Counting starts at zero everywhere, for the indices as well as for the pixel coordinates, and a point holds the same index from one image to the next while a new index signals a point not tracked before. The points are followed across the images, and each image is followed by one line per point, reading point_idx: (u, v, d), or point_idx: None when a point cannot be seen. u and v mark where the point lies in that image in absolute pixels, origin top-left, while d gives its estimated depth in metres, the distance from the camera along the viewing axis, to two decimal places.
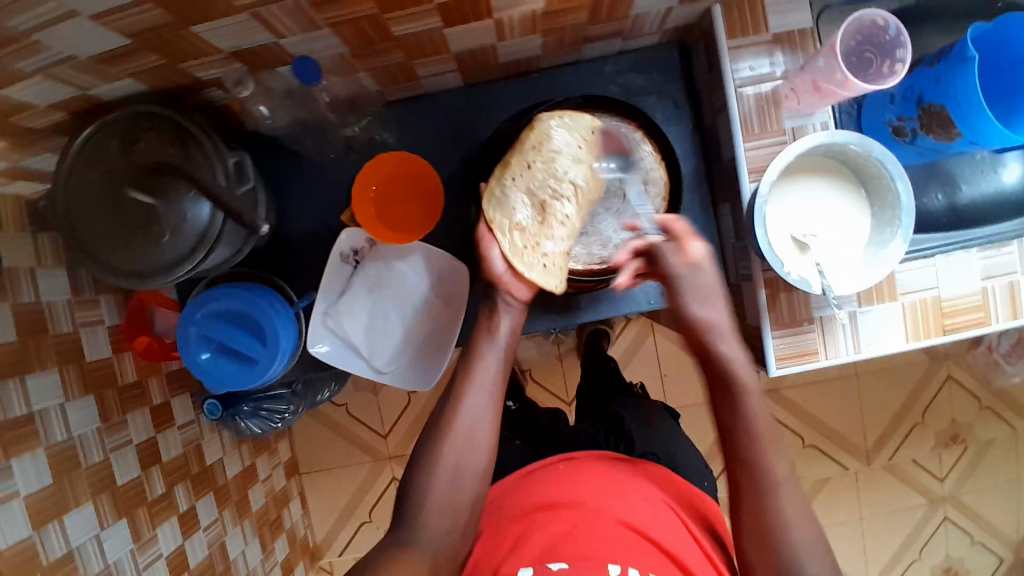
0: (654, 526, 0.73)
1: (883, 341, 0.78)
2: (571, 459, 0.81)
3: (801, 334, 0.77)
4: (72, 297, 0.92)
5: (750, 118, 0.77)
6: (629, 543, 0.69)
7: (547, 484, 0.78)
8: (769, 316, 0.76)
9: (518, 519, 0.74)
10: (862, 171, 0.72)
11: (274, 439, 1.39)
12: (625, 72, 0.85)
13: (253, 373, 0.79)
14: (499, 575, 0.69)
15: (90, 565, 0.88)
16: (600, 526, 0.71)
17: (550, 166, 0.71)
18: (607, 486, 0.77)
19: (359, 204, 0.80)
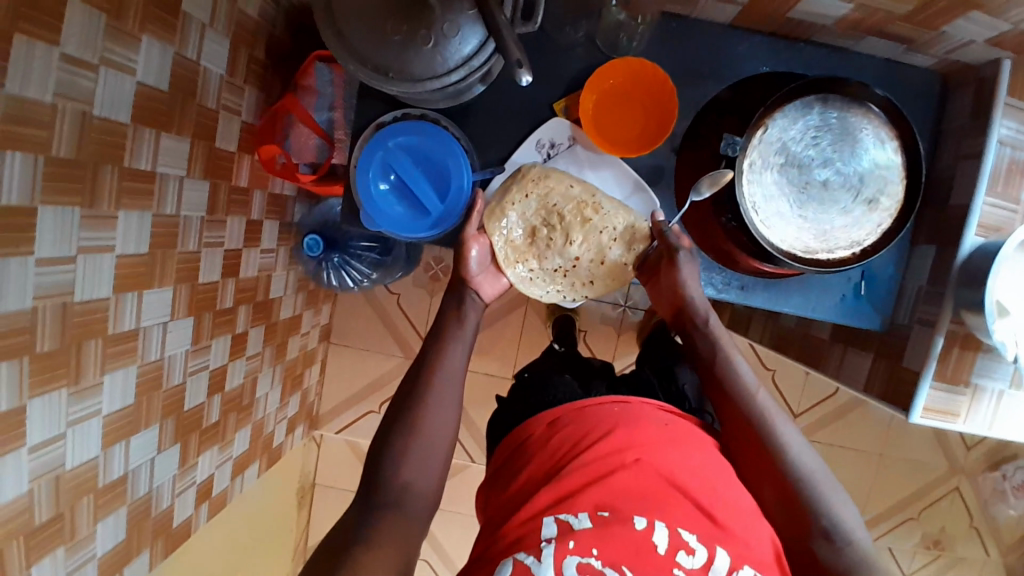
0: (699, 483, 0.67)
1: (1020, 424, 0.77)
2: (627, 403, 0.76)
3: (954, 392, 0.76)
4: (225, 76, 0.90)
5: (999, 176, 0.74)
6: (664, 495, 0.65)
7: (602, 421, 0.73)
8: (936, 364, 0.75)
9: (567, 453, 0.71)
10: None
11: (322, 298, 1.34)
12: (883, 83, 0.82)
13: (419, 222, 0.76)
14: (536, 501, 0.66)
15: (150, 350, 0.84)
16: (639, 472, 0.66)
17: (545, 195, 0.79)
18: (659, 437, 0.71)
19: (587, 92, 0.77)
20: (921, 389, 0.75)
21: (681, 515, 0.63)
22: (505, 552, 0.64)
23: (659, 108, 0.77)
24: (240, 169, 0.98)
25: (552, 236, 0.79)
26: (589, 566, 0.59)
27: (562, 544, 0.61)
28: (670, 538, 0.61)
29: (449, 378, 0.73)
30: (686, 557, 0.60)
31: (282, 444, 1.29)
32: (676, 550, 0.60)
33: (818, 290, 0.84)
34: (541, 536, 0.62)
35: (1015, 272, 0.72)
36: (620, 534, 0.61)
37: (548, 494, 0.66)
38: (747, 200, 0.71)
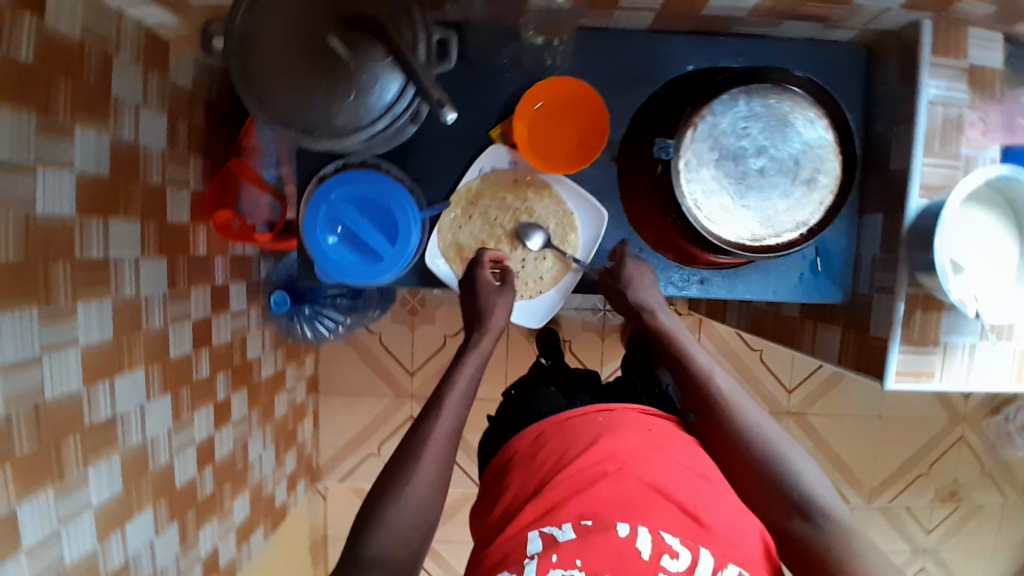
0: (681, 485, 0.67)
1: (997, 374, 0.77)
2: (613, 411, 0.75)
3: (924, 353, 0.76)
4: (167, 149, 0.91)
5: (934, 136, 0.75)
6: (645, 502, 0.65)
7: (584, 434, 0.73)
8: (901, 330, 0.75)
9: (549, 469, 0.71)
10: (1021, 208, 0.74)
11: (304, 351, 1.34)
12: (811, 62, 0.83)
13: (373, 269, 0.75)
14: (520, 516, 0.67)
15: (131, 434, 0.84)
16: (620, 480, 0.67)
17: (485, 214, 0.82)
18: (639, 442, 0.71)
19: (519, 118, 0.78)
20: (887, 358, 0.76)
21: (664, 519, 0.64)
22: (496, 568, 0.66)
23: (592, 120, 0.78)
24: (197, 238, 0.98)
25: (501, 244, 0.82)
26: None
27: (545, 559, 0.62)
28: (653, 543, 0.62)
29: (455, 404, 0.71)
30: (670, 561, 0.61)
31: (285, 502, 1.29)
32: (660, 556, 0.61)
33: (777, 273, 0.85)
34: (526, 552, 0.64)
35: (958, 231, 0.74)
36: (601, 543, 0.62)
37: (532, 509, 0.67)
38: (689, 200, 0.74)
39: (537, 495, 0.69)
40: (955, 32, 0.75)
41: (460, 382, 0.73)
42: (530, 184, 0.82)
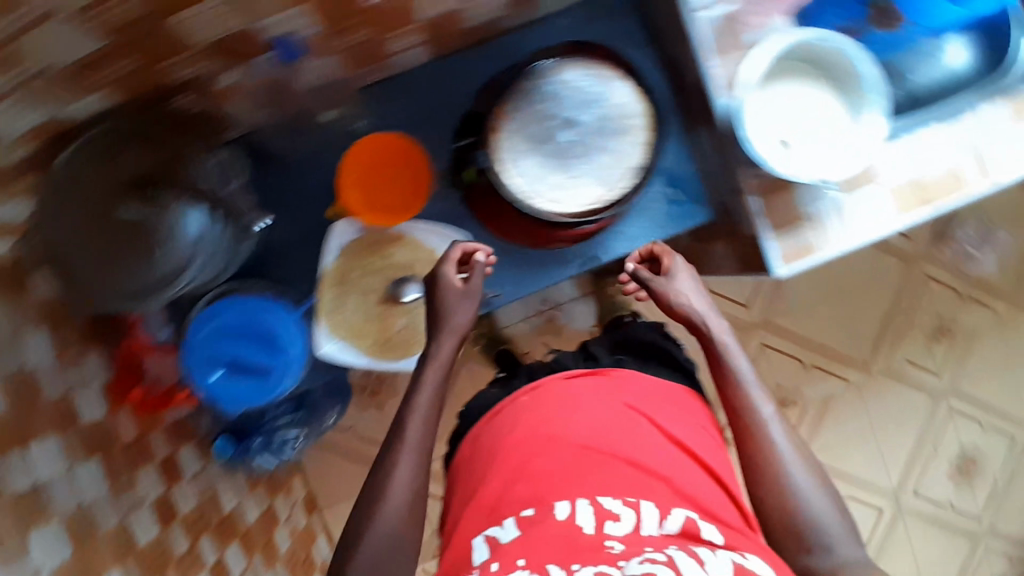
0: (615, 441, 0.71)
1: (870, 221, 0.81)
2: (538, 387, 0.79)
3: (795, 232, 0.80)
4: (58, 355, 0.85)
5: (710, 40, 0.78)
6: (581, 468, 0.68)
7: (520, 426, 0.75)
8: (764, 220, 0.80)
9: (488, 468, 0.73)
10: (825, 63, 0.76)
11: (286, 477, 1.33)
12: (591, 21, 0.85)
13: (267, 386, 0.77)
14: (467, 523, 0.69)
15: None
16: (553, 455, 0.70)
17: (354, 284, 0.83)
18: (566, 414, 0.74)
19: (346, 190, 0.78)
20: (766, 249, 0.80)
21: (603, 484, 0.67)
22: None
23: (407, 161, 0.81)
24: (121, 426, 0.95)
25: (382, 304, 0.84)
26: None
27: (490, 563, 0.62)
28: (596, 515, 0.63)
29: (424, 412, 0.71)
30: (612, 527, 0.62)
31: None
32: (603, 525, 0.62)
33: (645, 215, 0.88)
34: (474, 559, 0.64)
35: (770, 108, 0.77)
36: (543, 531, 0.62)
37: (477, 514, 0.69)
38: (521, 192, 0.77)
39: (478, 497, 0.71)
40: None
41: (424, 401, 0.72)
42: (386, 241, 0.83)
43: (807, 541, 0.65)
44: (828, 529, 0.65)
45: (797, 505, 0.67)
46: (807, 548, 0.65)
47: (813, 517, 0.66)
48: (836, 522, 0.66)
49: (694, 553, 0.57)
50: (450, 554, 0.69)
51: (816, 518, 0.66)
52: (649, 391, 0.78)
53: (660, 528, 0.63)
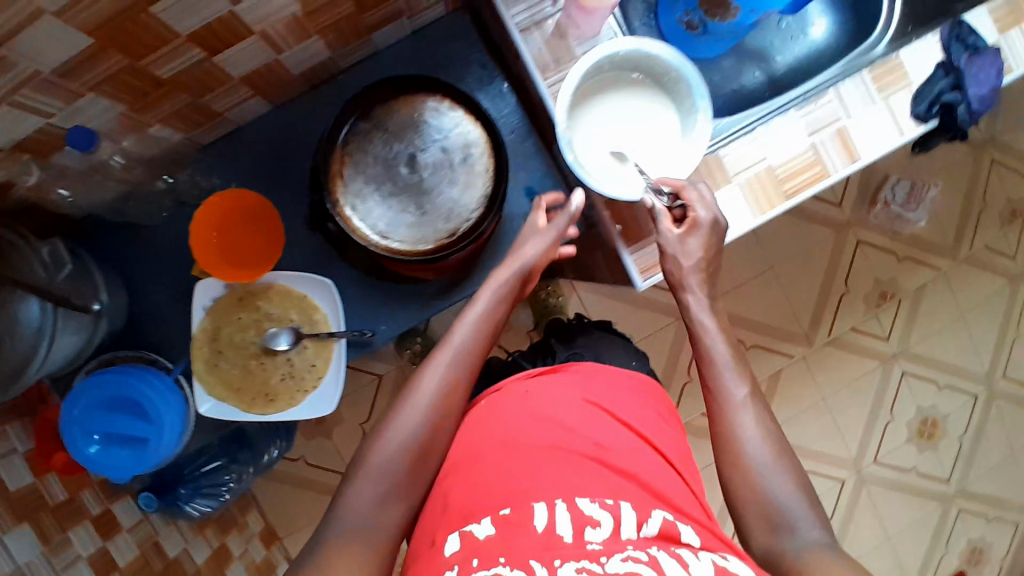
0: (582, 437, 0.67)
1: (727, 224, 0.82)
2: (501, 389, 0.75)
3: (652, 243, 0.81)
4: None
5: (543, 57, 0.79)
6: (552, 469, 0.63)
7: (477, 431, 0.70)
8: (618, 234, 0.81)
9: (447, 478, 0.67)
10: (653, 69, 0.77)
11: (239, 515, 1.36)
12: (427, 48, 0.88)
13: (146, 454, 0.80)
14: (437, 529, 0.61)
15: None
16: (518, 458, 0.64)
17: (228, 341, 0.84)
18: (523, 416, 0.69)
19: (200, 255, 0.78)
20: (624, 264, 0.81)
21: (575, 483, 0.62)
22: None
23: (261, 215, 0.82)
24: (52, 488, 0.94)
25: (261, 358, 0.85)
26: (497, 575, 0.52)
27: (468, 560, 0.55)
28: (573, 521, 0.57)
29: (433, 399, 0.70)
30: (593, 532, 0.57)
31: None
32: (582, 530, 0.57)
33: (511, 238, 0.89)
34: (446, 556, 0.57)
35: (600, 121, 0.77)
36: (520, 537, 0.56)
37: (444, 523, 0.62)
38: (373, 233, 0.79)
39: (441, 502, 0.64)
40: None
41: (403, 416, 0.68)
42: (255, 294, 0.85)
43: (775, 526, 0.63)
44: (795, 510, 0.63)
45: (766, 489, 0.65)
46: (773, 530, 0.63)
47: (779, 498, 0.64)
48: (804, 505, 0.64)
49: (677, 555, 0.55)
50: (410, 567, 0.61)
51: (784, 502, 0.64)
52: (601, 380, 0.76)
53: (637, 532, 0.58)
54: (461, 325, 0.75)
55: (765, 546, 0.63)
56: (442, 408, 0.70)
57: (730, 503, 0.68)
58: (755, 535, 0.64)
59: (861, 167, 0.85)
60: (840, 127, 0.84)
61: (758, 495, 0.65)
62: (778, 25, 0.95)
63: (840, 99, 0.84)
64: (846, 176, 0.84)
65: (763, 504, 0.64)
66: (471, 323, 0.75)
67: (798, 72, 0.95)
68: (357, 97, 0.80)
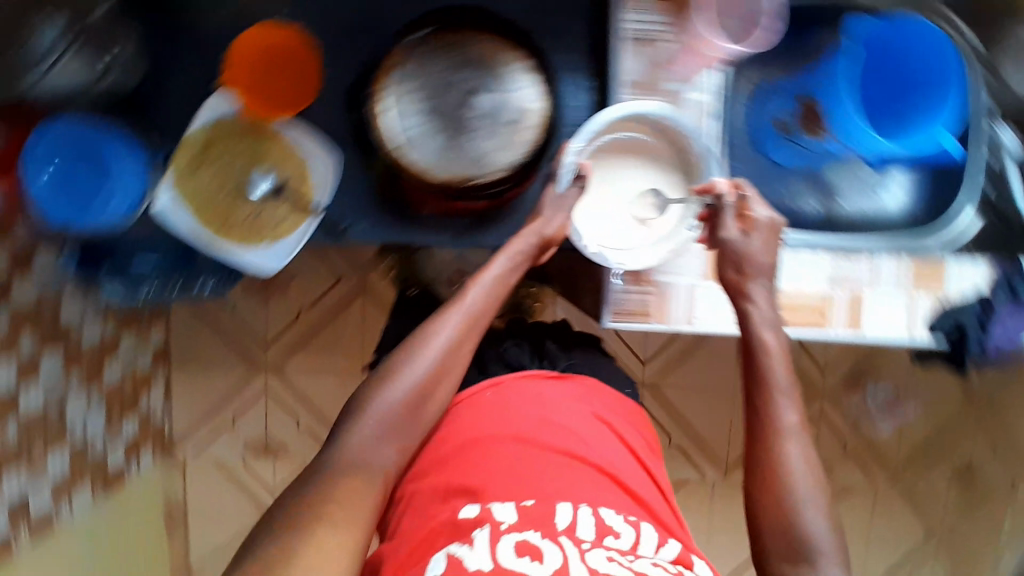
0: (591, 450, 0.73)
1: (711, 314, 0.85)
2: (499, 385, 0.80)
3: (641, 291, 0.85)
4: None
5: (633, 73, 0.81)
6: (570, 471, 0.69)
7: (488, 415, 0.75)
8: (615, 267, 0.84)
9: (453, 451, 0.72)
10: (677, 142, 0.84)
11: (150, 321, 1.36)
12: (540, 5, 0.83)
13: (89, 210, 0.81)
14: (451, 501, 0.66)
15: None
16: (532, 449, 0.70)
17: (216, 158, 0.84)
18: (537, 413, 0.75)
19: (233, 65, 0.81)
20: (605, 298, 0.85)
21: (588, 490, 0.67)
22: (427, 556, 0.62)
23: (300, 65, 0.82)
24: None
25: (236, 190, 0.85)
26: (527, 543, 0.59)
27: (495, 527, 0.61)
28: (597, 525, 0.63)
29: (438, 354, 0.74)
30: (614, 540, 0.62)
31: (124, 468, 1.31)
32: (604, 535, 0.62)
33: (513, 217, 0.88)
34: (467, 521, 0.62)
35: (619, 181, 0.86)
36: (542, 522, 0.62)
37: (456, 497, 0.66)
38: (395, 138, 0.85)
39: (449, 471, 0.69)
40: None
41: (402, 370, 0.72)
42: (262, 133, 0.84)
43: (795, 558, 0.64)
44: (825, 544, 0.64)
45: (803, 525, 0.65)
46: (795, 560, 0.64)
47: (808, 532, 0.64)
48: (835, 543, 0.64)
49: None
50: (400, 546, 0.66)
51: (814, 531, 0.64)
52: (610, 405, 0.82)
53: (655, 552, 0.64)
54: (477, 283, 0.78)
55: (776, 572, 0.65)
56: (444, 371, 0.74)
57: (753, 527, 0.68)
58: (767, 557, 0.66)
59: (857, 339, 0.88)
60: (858, 293, 0.87)
61: (787, 530, 0.65)
62: (858, 173, 0.93)
63: (872, 268, 0.87)
64: (840, 337, 0.87)
65: (789, 537, 0.64)
66: (484, 286, 0.78)
67: (854, 225, 0.94)
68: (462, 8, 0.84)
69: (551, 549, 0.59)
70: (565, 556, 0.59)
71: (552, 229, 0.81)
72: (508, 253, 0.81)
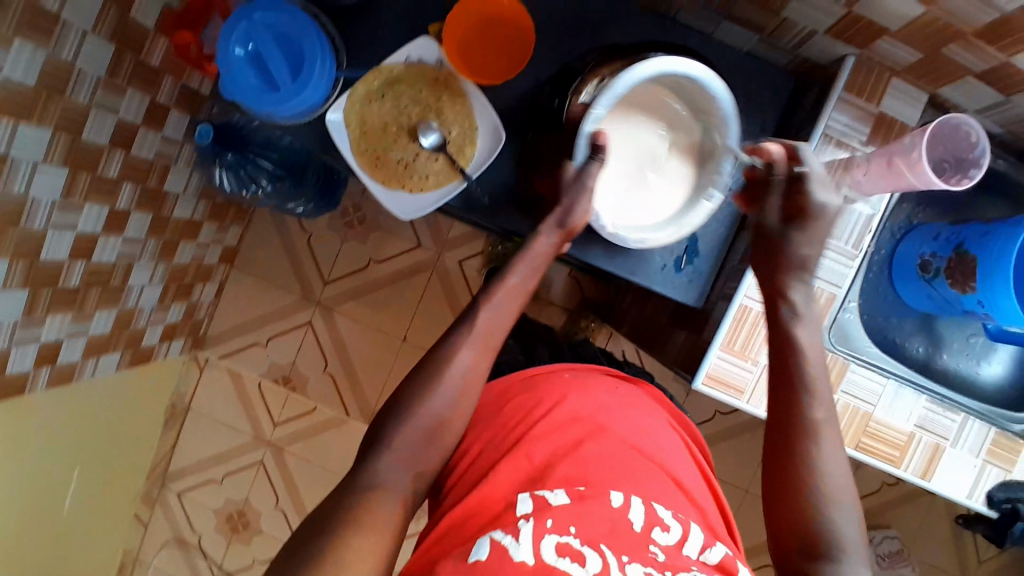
0: (657, 450, 0.78)
1: None
2: (578, 370, 0.85)
3: (741, 367, 0.82)
4: None
5: (817, 164, 0.81)
6: (636, 466, 0.74)
7: (546, 394, 0.79)
8: (724, 333, 0.82)
9: (528, 431, 0.75)
10: (692, 98, 0.78)
11: (231, 218, 1.38)
12: (745, 70, 0.87)
13: (266, 96, 0.79)
14: (495, 468, 0.73)
15: (13, 183, 0.82)
16: (604, 443, 0.75)
17: (396, 98, 0.85)
18: (609, 405, 0.80)
19: (453, 21, 0.82)
20: (702, 360, 0.83)
21: (650, 486, 0.72)
22: (478, 530, 0.68)
23: (514, 43, 0.84)
24: (153, 49, 0.98)
25: (401, 130, 0.86)
26: (570, 546, 0.64)
27: (540, 522, 0.66)
28: (647, 516, 0.69)
29: (455, 379, 0.71)
30: (660, 531, 0.68)
31: (154, 348, 1.31)
32: (651, 526, 0.68)
33: (646, 255, 0.89)
34: (516, 514, 0.67)
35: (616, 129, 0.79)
36: (594, 511, 0.68)
37: (518, 471, 0.72)
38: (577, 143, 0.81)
39: (517, 458, 0.73)
40: (875, 76, 0.80)
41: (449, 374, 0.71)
42: (447, 88, 0.85)
43: (817, 555, 0.65)
44: (852, 547, 0.66)
45: (828, 524, 0.66)
46: (812, 557, 0.65)
47: (835, 529, 0.66)
48: (857, 541, 0.66)
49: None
50: (454, 493, 0.75)
51: (839, 532, 0.66)
52: (643, 413, 0.82)
53: (699, 554, 0.69)
54: (487, 307, 0.74)
55: (798, 568, 0.66)
56: (462, 395, 0.72)
57: (778, 539, 0.68)
58: (790, 554, 0.67)
59: (918, 487, 0.86)
60: (939, 444, 0.85)
61: (811, 527, 0.66)
62: (968, 336, 0.92)
63: (960, 427, 0.85)
64: (905, 480, 0.85)
65: (811, 536, 0.66)
66: (497, 311, 0.75)
67: (949, 382, 0.92)
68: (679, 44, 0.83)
69: (592, 556, 0.64)
70: (604, 562, 0.64)
71: (574, 220, 0.76)
72: (529, 258, 0.77)
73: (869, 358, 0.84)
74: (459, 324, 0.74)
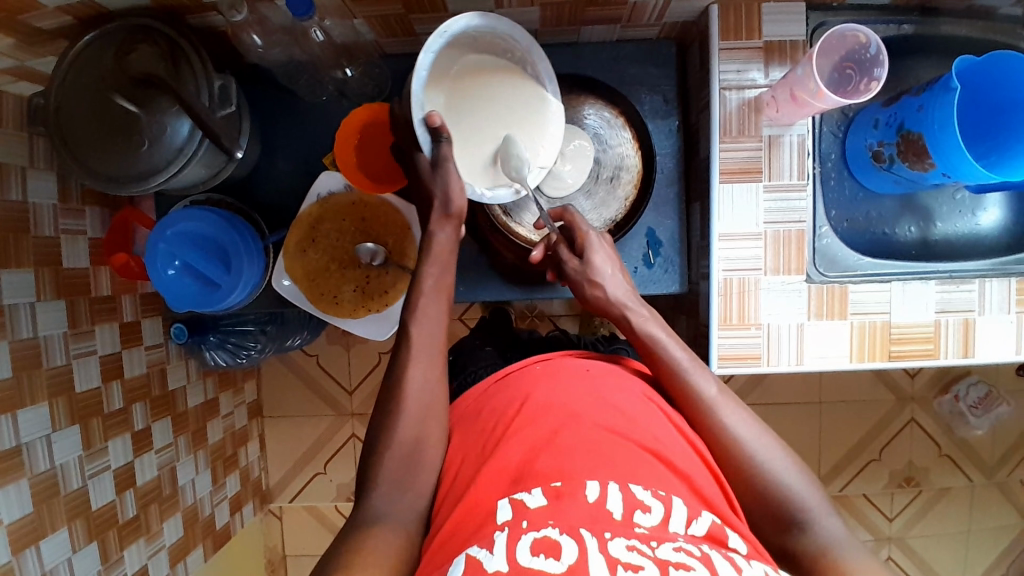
0: (638, 428, 0.60)
1: (825, 356, 0.83)
2: (550, 359, 0.69)
3: (746, 336, 0.82)
4: (59, 203, 0.93)
5: (730, 121, 0.80)
6: (610, 449, 0.57)
7: (520, 389, 0.65)
8: (718, 313, 0.82)
9: (505, 431, 0.61)
10: (495, 49, 0.74)
11: (241, 378, 1.42)
12: (622, 61, 0.88)
13: (212, 296, 0.82)
14: (473, 483, 0.58)
15: (37, 464, 0.88)
16: (579, 429, 0.58)
17: (327, 239, 0.87)
18: (582, 389, 0.63)
19: (339, 148, 0.83)
20: (710, 346, 0.83)
21: (626, 464, 0.55)
22: (457, 548, 0.53)
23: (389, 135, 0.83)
24: (98, 280, 1.00)
25: (343, 263, 0.88)
26: (546, 540, 0.48)
27: (516, 527, 0.51)
28: (625, 500, 0.52)
29: (425, 400, 0.64)
30: (643, 517, 0.52)
31: (230, 523, 1.35)
32: (633, 511, 0.52)
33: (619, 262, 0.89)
34: (495, 523, 0.52)
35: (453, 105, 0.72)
36: (571, 507, 0.51)
37: (494, 478, 0.57)
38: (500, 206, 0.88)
39: (490, 465, 0.58)
40: (744, 13, 0.78)
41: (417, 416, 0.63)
42: (369, 205, 0.88)
43: (788, 526, 0.59)
44: (811, 502, 0.60)
45: (780, 484, 0.60)
46: (786, 531, 0.60)
47: (788, 492, 0.60)
48: (815, 493, 0.61)
49: (730, 559, 0.50)
50: (441, 512, 0.60)
51: (792, 490, 0.60)
52: (615, 380, 0.66)
53: (685, 529, 0.53)
54: (428, 333, 0.66)
55: (778, 546, 0.60)
56: (434, 412, 0.64)
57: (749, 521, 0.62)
58: (766, 532, 0.61)
59: (966, 364, 0.85)
60: (967, 318, 0.83)
61: (771, 492, 0.60)
62: (952, 195, 0.90)
63: (981, 292, 0.83)
64: (951, 365, 0.84)
65: (775, 503, 0.60)
66: (443, 341, 0.67)
67: (950, 249, 0.90)
68: (577, 77, 0.88)
69: (571, 543, 0.48)
70: (584, 549, 0.48)
71: (457, 203, 0.69)
72: (446, 263, 0.70)
73: (863, 270, 0.84)
74: (408, 346, 0.67)
